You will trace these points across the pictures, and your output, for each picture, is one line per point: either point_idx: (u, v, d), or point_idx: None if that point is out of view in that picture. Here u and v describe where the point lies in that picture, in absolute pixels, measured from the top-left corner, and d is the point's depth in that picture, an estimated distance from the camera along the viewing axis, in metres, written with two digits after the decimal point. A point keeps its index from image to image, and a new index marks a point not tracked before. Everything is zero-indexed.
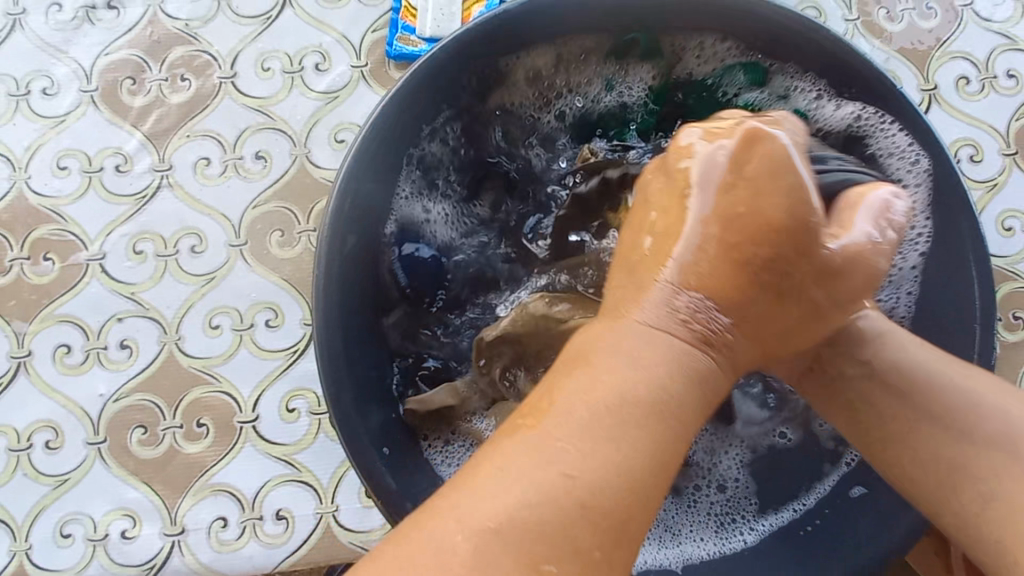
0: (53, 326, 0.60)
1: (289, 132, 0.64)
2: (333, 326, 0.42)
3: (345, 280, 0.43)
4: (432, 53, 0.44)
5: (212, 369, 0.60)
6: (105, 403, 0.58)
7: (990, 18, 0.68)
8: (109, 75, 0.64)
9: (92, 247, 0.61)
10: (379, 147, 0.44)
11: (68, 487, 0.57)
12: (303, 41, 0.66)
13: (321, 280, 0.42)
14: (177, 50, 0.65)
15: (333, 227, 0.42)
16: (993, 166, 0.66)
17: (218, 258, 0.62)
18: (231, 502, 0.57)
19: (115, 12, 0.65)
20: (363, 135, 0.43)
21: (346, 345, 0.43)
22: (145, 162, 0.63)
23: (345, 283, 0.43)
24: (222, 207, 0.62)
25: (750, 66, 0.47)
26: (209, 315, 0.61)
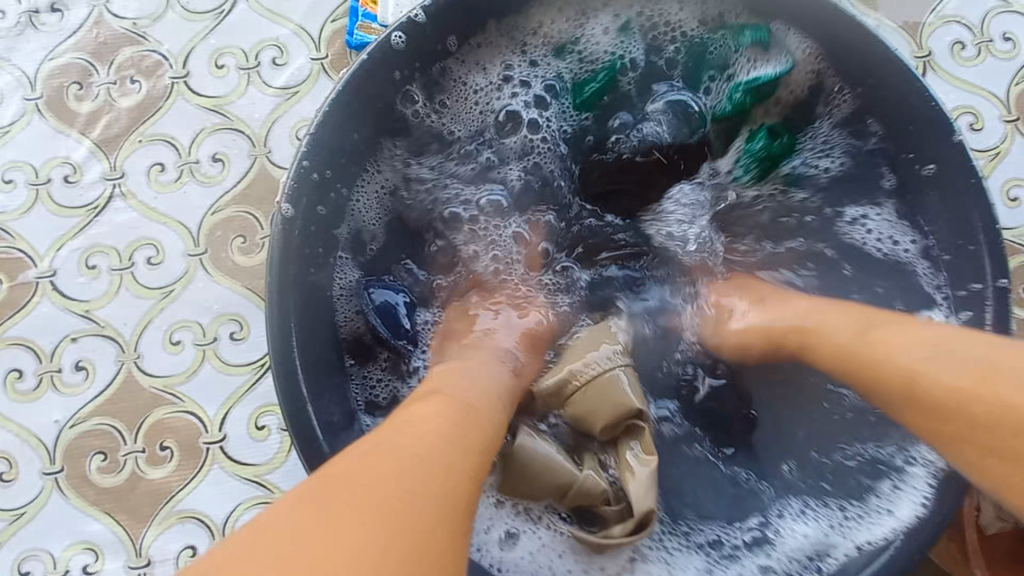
0: (3, 350, 0.56)
1: (248, 131, 0.60)
2: (288, 332, 0.40)
3: (303, 283, 0.41)
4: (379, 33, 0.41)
5: (174, 388, 0.56)
6: (61, 430, 0.55)
7: None
8: (54, 81, 0.61)
9: (42, 264, 0.57)
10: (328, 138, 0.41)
11: (24, 521, 0.53)
12: (259, 35, 0.62)
13: (274, 284, 0.39)
14: (125, 51, 0.61)
15: (282, 227, 0.40)
16: (994, 134, 0.63)
17: (176, 269, 0.58)
18: (200, 530, 0.53)
19: (57, 14, 0.62)
20: (311, 127, 0.40)
21: (304, 349, 0.41)
22: (96, 171, 0.59)
23: (300, 285, 0.41)
24: (179, 215, 0.59)
25: (758, 25, 0.46)
26: (170, 330, 0.57)
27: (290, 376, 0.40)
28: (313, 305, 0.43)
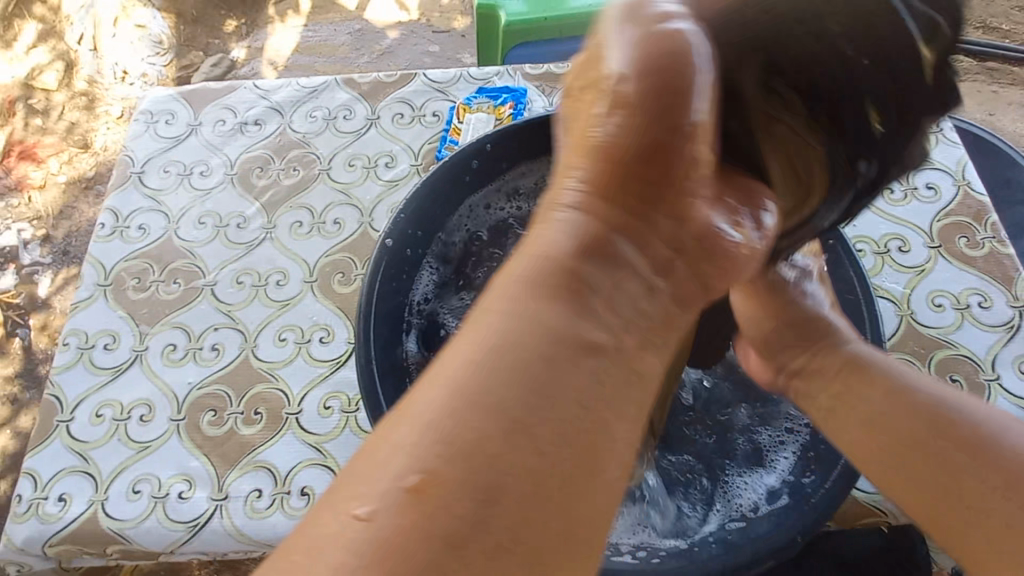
0: (167, 330, 0.80)
1: (361, 206, 0.88)
2: (371, 322, 0.64)
3: (387, 301, 0.66)
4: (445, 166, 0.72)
5: (274, 371, 0.77)
6: (191, 389, 0.76)
7: None
8: (245, 165, 0.92)
9: (208, 277, 0.83)
10: (411, 219, 0.69)
11: (148, 452, 0.73)
12: (380, 148, 0.93)
13: (365, 296, 0.65)
14: (294, 151, 0.93)
15: (377, 264, 0.67)
16: (920, 255, 0.80)
17: (294, 290, 0.82)
18: (267, 477, 0.70)
19: (258, 126, 0.95)
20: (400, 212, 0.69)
21: (381, 336, 0.64)
22: (257, 222, 0.87)
23: (382, 296, 0.65)
24: (304, 255, 0.85)
25: None
26: (280, 331, 0.79)
27: (366, 351, 0.62)
28: (390, 314, 0.66)
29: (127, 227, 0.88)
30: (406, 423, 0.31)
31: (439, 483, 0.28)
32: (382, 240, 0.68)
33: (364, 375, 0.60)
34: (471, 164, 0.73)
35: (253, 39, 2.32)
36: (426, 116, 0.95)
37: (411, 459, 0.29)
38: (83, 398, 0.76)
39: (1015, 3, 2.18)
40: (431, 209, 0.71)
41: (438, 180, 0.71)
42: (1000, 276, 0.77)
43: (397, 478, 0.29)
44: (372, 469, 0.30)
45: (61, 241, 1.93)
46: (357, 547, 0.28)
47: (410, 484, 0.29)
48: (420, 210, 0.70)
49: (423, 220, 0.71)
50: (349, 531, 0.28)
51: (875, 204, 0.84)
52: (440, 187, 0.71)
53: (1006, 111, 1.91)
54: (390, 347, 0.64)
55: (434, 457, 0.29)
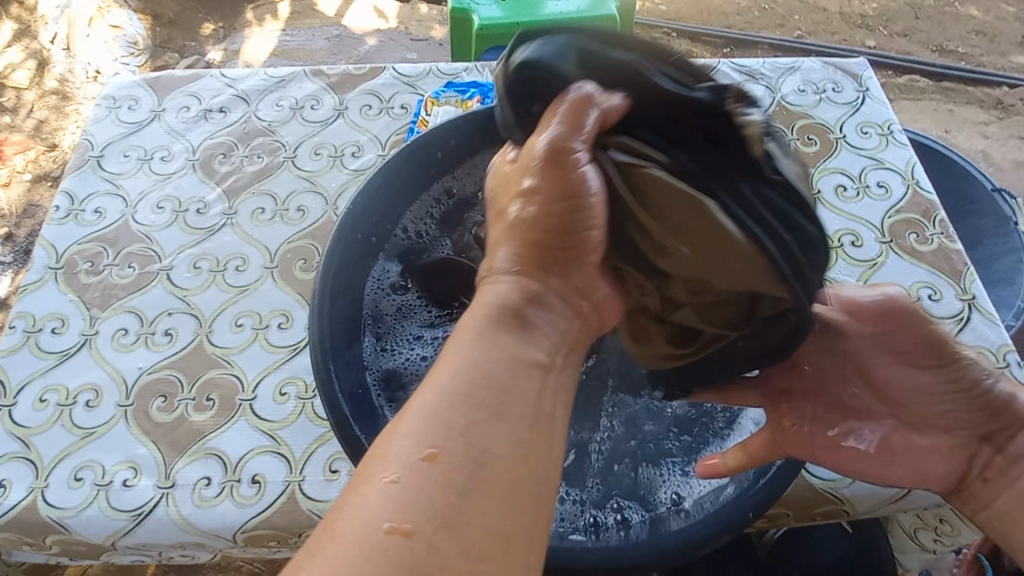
0: (119, 314, 0.77)
1: (325, 193, 0.87)
2: (327, 315, 0.62)
3: (345, 280, 0.65)
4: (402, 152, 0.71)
5: (229, 356, 0.75)
6: (141, 375, 0.73)
7: (859, 146, 0.90)
8: (209, 151, 0.91)
9: (164, 261, 0.81)
10: (366, 207, 0.69)
11: (93, 438, 0.70)
12: (347, 138, 0.92)
13: (321, 286, 0.63)
14: (259, 139, 0.92)
15: (333, 253, 0.65)
16: (871, 250, 0.82)
17: (254, 275, 0.81)
18: (217, 464, 0.68)
19: (223, 114, 0.94)
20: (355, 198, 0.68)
21: (337, 329, 0.63)
22: (219, 208, 0.86)
23: (338, 286, 0.64)
24: (266, 241, 0.83)
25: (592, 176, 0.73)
26: (236, 316, 0.77)
27: (323, 345, 0.61)
28: (347, 308, 0.65)
29: (81, 211, 0.86)
30: (394, 451, 0.36)
31: (438, 500, 0.34)
32: (338, 227, 0.67)
33: (314, 350, 0.60)
34: (424, 152, 0.72)
35: (231, 42, 2.31)
36: (394, 108, 0.95)
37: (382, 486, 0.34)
38: (25, 383, 0.73)
39: (969, 28, 2.30)
40: (386, 197, 0.71)
41: (394, 167, 0.71)
42: (947, 270, 0.80)
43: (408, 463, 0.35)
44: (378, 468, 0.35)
45: (23, 240, 1.87)
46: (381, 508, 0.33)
47: (389, 524, 0.33)
48: (376, 198, 0.70)
49: (380, 209, 0.70)
50: (364, 513, 0.33)
51: (829, 201, 0.87)
52: (405, 166, 0.72)
53: (961, 128, 2.00)
54: (346, 343, 0.63)
55: (430, 456, 0.35)
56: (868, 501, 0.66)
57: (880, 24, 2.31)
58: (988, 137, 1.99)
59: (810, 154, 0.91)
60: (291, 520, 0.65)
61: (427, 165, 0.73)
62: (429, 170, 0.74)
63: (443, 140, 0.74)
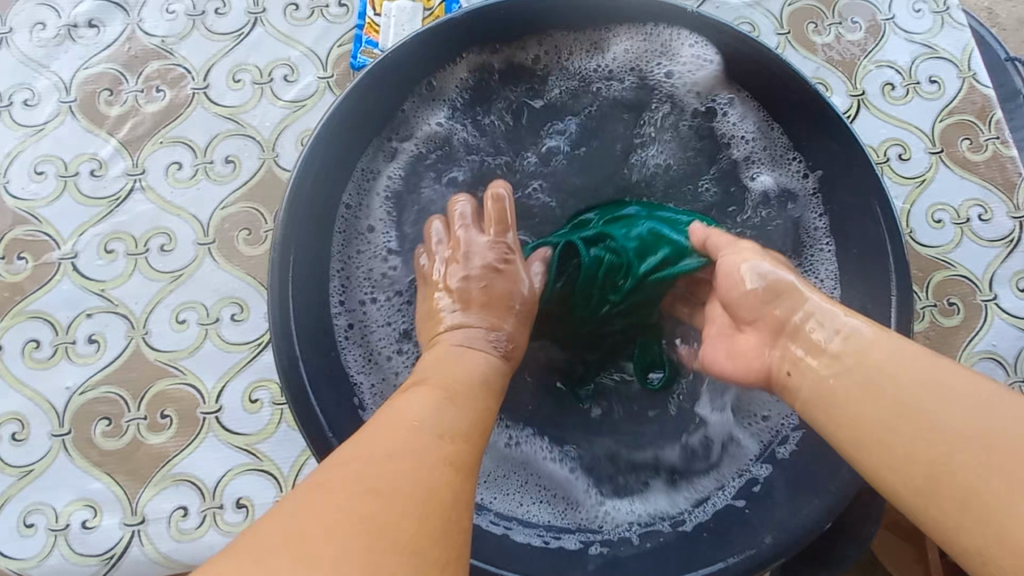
0: (23, 322, 0.62)
1: (258, 137, 0.68)
2: (296, 347, 0.47)
3: (302, 300, 0.49)
4: (331, 114, 0.49)
5: (177, 361, 0.61)
6: (71, 396, 0.60)
7: (911, 30, 0.75)
8: (87, 87, 0.68)
9: (65, 247, 0.64)
10: (310, 200, 0.49)
11: (32, 478, 0.58)
12: (274, 56, 0.70)
13: (277, 321, 0.46)
14: (153, 64, 0.69)
15: (279, 265, 0.47)
16: (920, 164, 0.71)
17: (186, 256, 0.64)
18: (192, 492, 0.58)
19: (95, 29, 0.69)
20: (292, 191, 0.48)
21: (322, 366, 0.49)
22: (121, 167, 0.66)
23: (298, 308, 0.48)
24: (193, 209, 0.65)
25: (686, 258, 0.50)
26: (177, 310, 0.63)
27: (305, 399, 0.46)
28: (318, 340, 0.50)
29: None
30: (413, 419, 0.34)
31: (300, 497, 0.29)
32: (277, 231, 0.47)
33: (292, 397, 0.45)
34: (353, 93, 0.50)
35: None
36: (329, 7, 0.72)
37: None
38: None
39: None
40: (329, 175, 0.51)
41: (326, 134, 0.49)
42: (1001, 182, 0.71)
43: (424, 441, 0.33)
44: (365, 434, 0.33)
45: None
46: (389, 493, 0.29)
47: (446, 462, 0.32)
48: (325, 180, 0.50)
49: (331, 192, 0.52)
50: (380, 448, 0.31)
51: (874, 104, 0.73)
52: (338, 138, 0.50)
53: None
54: (325, 379, 0.49)
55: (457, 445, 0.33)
56: None
57: None
58: None
59: (854, 42, 0.75)
60: None
61: (362, 117, 0.52)
62: (370, 122, 0.53)
63: (394, 77, 0.52)
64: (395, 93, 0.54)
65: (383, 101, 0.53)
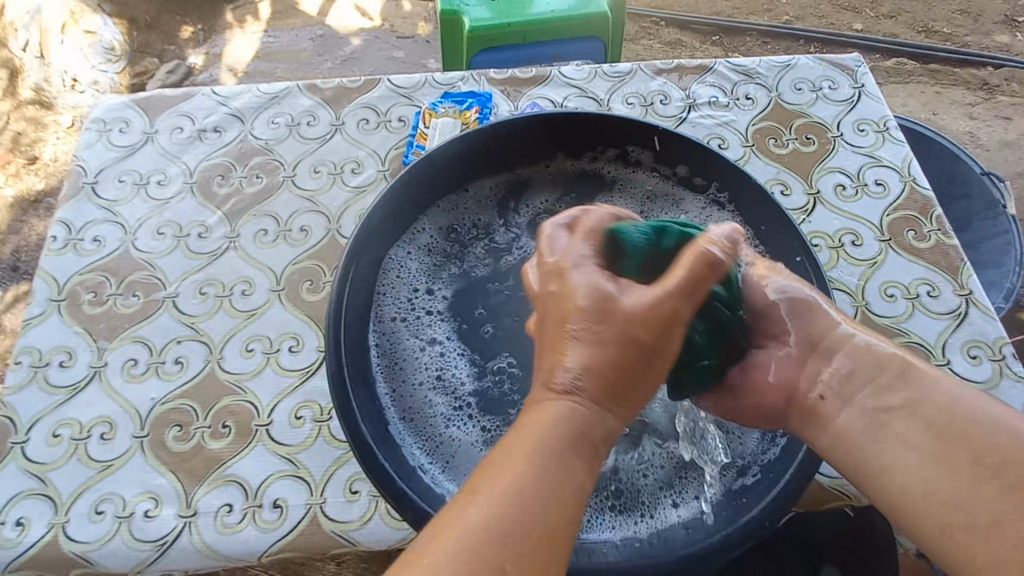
0: (127, 344, 0.77)
1: (327, 212, 0.87)
2: (342, 357, 0.60)
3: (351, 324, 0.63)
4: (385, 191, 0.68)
5: (242, 382, 0.75)
6: (154, 405, 0.73)
7: (856, 144, 0.91)
8: (206, 173, 0.90)
9: (169, 288, 0.81)
10: (364, 250, 0.66)
11: (111, 471, 0.70)
12: (347, 155, 0.92)
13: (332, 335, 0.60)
14: (257, 158, 0.91)
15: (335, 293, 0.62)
16: (872, 248, 0.83)
17: (261, 299, 0.80)
18: (238, 491, 0.68)
19: (219, 134, 0.93)
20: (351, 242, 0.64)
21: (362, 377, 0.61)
22: (221, 231, 0.85)
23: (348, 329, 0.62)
24: (271, 263, 0.83)
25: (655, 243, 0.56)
26: (247, 340, 0.77)
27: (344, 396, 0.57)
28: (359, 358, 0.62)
29: (80, 240, 0.84)
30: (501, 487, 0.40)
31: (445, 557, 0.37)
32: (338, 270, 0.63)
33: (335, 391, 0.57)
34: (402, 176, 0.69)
35: (213, 47, 2.28)
36: (391, 121, 0.94)
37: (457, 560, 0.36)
38: (38, 419, 0.73)
39: (953, 8, 2.49)
40: (380, 236, 0.68)
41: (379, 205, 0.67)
42: (946, 265, 0.82)
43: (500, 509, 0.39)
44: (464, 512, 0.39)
45: (7, 257, 1.90)
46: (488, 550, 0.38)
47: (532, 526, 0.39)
48: (376, 239, 0.68)
49: (378, 250, 0.68)
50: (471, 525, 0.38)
51: (829, 200, 0.87)
52: (388, 208, 0.68)
53: (947, 110, 2.04)
54: (363, 388, 0.60)
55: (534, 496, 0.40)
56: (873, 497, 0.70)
57: (864, 7, 2.48)
58: (975, 118, 2.02)
59: (809, 153, 0.92)
60: (312, 543, 0.66)
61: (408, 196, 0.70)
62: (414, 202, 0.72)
63: (433, 170, 0.72)
64: (433, 183, 0.73)
65: (424, 187, 0.72)
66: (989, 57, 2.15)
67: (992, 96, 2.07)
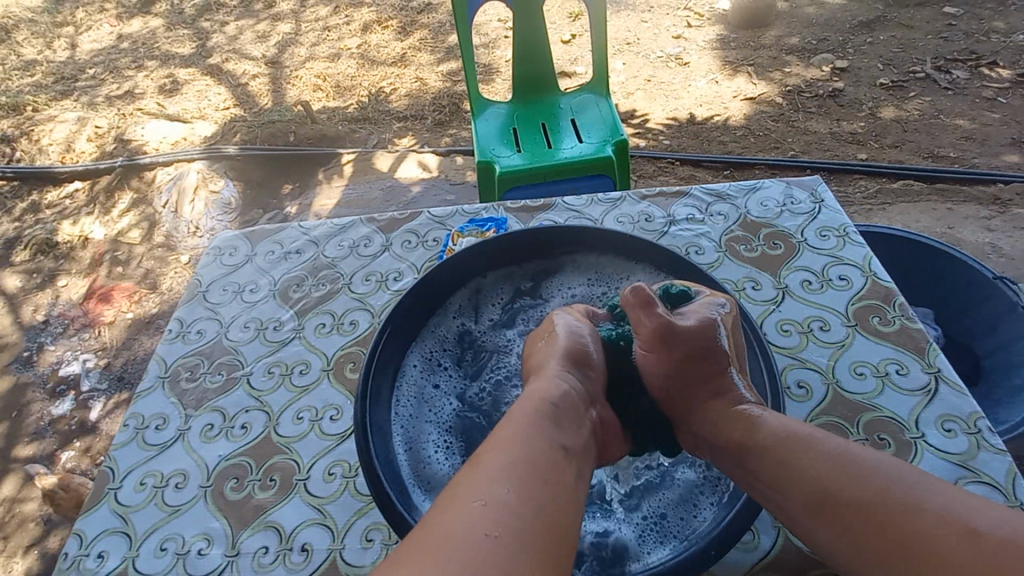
0: (207, 411, 0.96)
1: (372, 310, 1.09)
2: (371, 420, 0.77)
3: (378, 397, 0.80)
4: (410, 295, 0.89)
5: (290, 443, 0.91)
6: (220, 460, 0.90)
7: (819, 247, 1.05)
8: (285, 283, 1.16)
9: (246, 368, 1.02)
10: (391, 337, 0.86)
11: (177, 514, 0.84)
12: (392, 267, 1.16)
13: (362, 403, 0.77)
14: (324, 271, 1.17)
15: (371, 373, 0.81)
16: (839, 333, 0.93)
17: (314, 377, 0.99)
18: (274, 535, 0.80)
19: (299, 254, 1.21)
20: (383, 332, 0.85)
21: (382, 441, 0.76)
22: (291, 325, 1.08)
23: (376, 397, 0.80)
24: (325, 349, 1.03)
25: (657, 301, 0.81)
26: (299, 410, 0.95)
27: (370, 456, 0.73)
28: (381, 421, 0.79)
29: (187, 332, 1.09)
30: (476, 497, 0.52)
31: (497, 527, 0.49)
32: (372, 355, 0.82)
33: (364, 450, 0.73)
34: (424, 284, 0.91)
35: (305, 199, 2.82)
36: (428, 241, 1.20)
37: (477, 489, 0.53)
38: (131, 469, 0.90)
39: (958, 136, 2.69)
40: (405, 324, 0.88)
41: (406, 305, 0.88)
42: (912, 347, 0.90)
43: (486, 501, 0.51)
44: (462, 504, 0.51)
45: (118, 368, 2.29)
46: (462, 528, 0.49)
47: (488, 532, 0.48)
48: (400, 327, 0.87)
49: (401, 335, 0.87)
50: (471, 509, 0.50)
51: (797, 293, 1.00)
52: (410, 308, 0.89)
53: (964, 223, 2.12)
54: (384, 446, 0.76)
55: (493, 517, 0.50)
56: None
57: (869, 140, 2.73)
58: (994, 230, 2.08)
59: (777, 255, 1.06)
60: None
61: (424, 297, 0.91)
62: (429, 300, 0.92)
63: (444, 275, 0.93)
64: (445, 283, 0.93)
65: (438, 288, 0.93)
66: (996, 175, 2.29)
67: (1007, 210, 2.15)
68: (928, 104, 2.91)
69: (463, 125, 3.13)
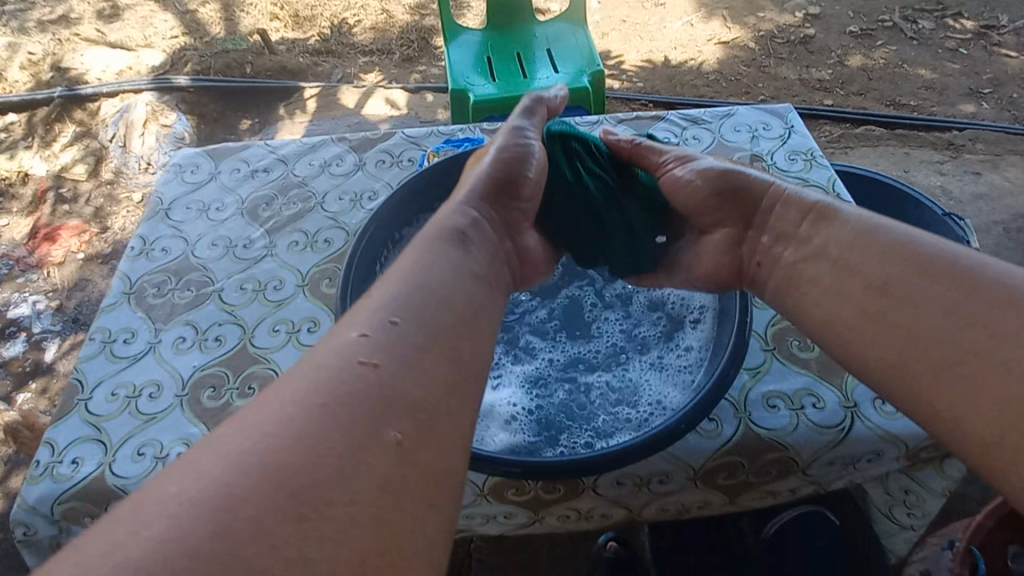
0: (179, 325, 0.94)
1: (347, 228, 1.07)
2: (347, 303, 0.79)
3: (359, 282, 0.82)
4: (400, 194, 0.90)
5: (268, 354, 0.90)
6: (194, 371, 0.89)
7: (787, 169, 1.09)
8: (254, 201, 1.12)
9: (217, 285, 0.99)
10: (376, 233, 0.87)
11: (153, 421, 0.84)
12: (366, 187, 1.13)
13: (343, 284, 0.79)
14: (294, 190, 1.13)
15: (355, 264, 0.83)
16: None
17: (288, 291, 0.98)
18: None
19: (266, 172, 1.17)
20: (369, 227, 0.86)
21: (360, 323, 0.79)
22: (261, 242, 1.05)
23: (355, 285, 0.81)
24: (299, 265, 1.01)
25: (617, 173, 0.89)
26: (275, 323, 0.94)
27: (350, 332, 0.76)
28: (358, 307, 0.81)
29: (152, 249, 1.05)
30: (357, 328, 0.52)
31: (377, 359, 0.49)
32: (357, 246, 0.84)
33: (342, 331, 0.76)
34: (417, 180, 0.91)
35: (266, 135, 2.69)
36: (403, 161, 1.17)
37: (375, 314, 0.54)
38: (101, 382, 0.88)
39: (919, 85, 2.76)
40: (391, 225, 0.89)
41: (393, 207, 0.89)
42: None
43: (367, 342, 0.51)
44: (343, 338, 0.51)
45: (72, 310, 2.18)
46: (342, 367, 0.48)
47: (363, 360, 0.49)
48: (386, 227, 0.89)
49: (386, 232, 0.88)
50: (337, 351, 0.49)
51: None
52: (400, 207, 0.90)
53: (919, 167, 2.21)
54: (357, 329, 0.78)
55: (368, 338, 0.51)
56: (810, 450, 0.77)
57: (836, 87, 2.77)
58: (945, 174, 2.19)
59: None
60: None
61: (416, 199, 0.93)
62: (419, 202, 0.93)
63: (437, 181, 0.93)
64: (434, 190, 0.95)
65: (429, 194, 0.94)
66: (951, 121, 2.38)
67: (958, 155, 2.25)
68: (894, 52, 2.96)
69: (433, 62, 3.00)
